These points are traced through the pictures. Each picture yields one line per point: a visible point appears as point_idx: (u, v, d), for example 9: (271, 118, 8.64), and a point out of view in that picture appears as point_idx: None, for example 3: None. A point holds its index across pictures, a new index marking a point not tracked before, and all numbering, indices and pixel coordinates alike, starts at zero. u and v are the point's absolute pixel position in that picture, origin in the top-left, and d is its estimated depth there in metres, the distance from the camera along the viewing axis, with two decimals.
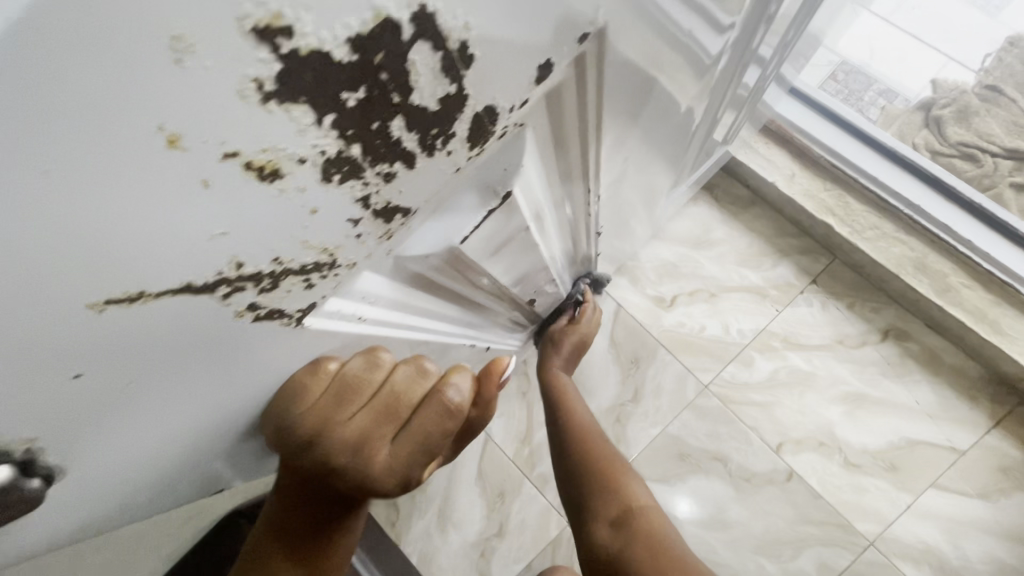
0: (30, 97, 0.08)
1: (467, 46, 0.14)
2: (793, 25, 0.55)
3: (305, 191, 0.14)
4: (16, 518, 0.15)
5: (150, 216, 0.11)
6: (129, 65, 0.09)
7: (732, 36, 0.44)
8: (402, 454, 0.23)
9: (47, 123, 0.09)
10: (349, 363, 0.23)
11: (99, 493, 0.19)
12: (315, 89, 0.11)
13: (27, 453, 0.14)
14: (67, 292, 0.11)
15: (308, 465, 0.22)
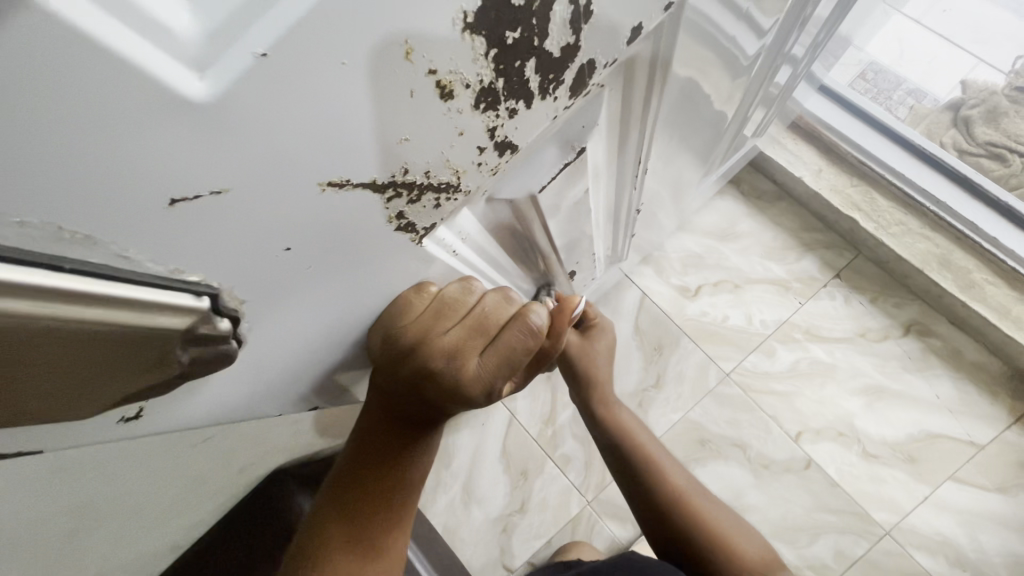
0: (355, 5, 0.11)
1: (589, 4, 0.18)
2: (826, 27, 0.58)
3: (463, 114, 0.17)
4: (210, 374, 0.18)
5: (375, 114, 0.14)
6: None
7: (769, 40, 0.47)
8: (490, 365, 0.27)
9: (356, 26, 0.12)
10: (447, 288, 0.27)
11: (251, 381, 0.22)
12: (493, 23, 0.15)
13: (236, 314, 0.17)
14: (313, 168, 0.14)
15: (410, 370, 0.26)
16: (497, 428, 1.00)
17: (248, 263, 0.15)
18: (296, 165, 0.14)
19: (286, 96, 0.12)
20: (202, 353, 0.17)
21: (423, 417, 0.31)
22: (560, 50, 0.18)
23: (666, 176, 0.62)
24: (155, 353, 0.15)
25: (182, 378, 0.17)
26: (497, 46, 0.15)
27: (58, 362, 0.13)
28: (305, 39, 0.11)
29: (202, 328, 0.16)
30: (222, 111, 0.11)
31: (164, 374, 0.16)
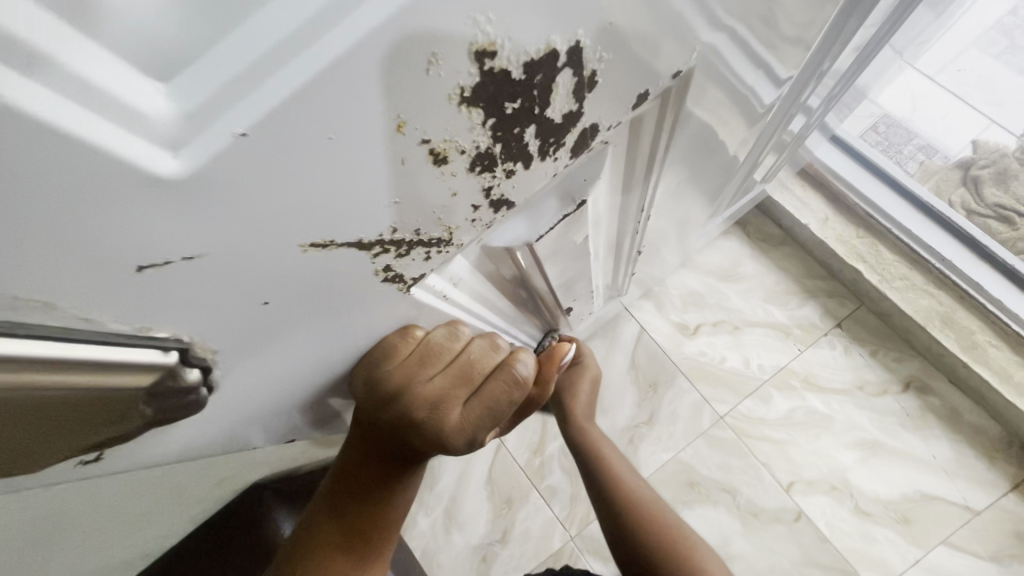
0: (344, 85, 0.11)
1: (595, 74, 0.17)
2: (842, 80, 0.57)
3: (457, 177, 0.17)
4: (183, 418, 0.18)
5: (362, 180, 0.14)
6: (401, 67, 0.12)
7: (783, 92, 0.47)
8: (472, 416, 0.26)
9: (345, 104, 0.11)
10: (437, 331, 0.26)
11: (232, 419, 0.22)
12: (490, 97, 0.14)
13: (207, 364, 0.16)
14: (295, 232, 0.14)
15: (390, 418, 0.26)
16: (485, 453, 0.99)
17: (222, 319, 0.15)
18: (277, 230, 0.13)
19: (267, 168, 0.11)
20: (165, 406, 0.16)
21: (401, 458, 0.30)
22: (562, 117, 0.18)
23: (671, 215, 0.61)
24: (115, 406, 0.15)
25: (142, 426, 0.17)
26: (494, 116, 0.15)
27: (9, 421, 0.13)
28: (290, 119, 0.11)
29: (165, 383, 0.15)
30: (197, 186, 0.11)
31: (132, 422, 0.16)
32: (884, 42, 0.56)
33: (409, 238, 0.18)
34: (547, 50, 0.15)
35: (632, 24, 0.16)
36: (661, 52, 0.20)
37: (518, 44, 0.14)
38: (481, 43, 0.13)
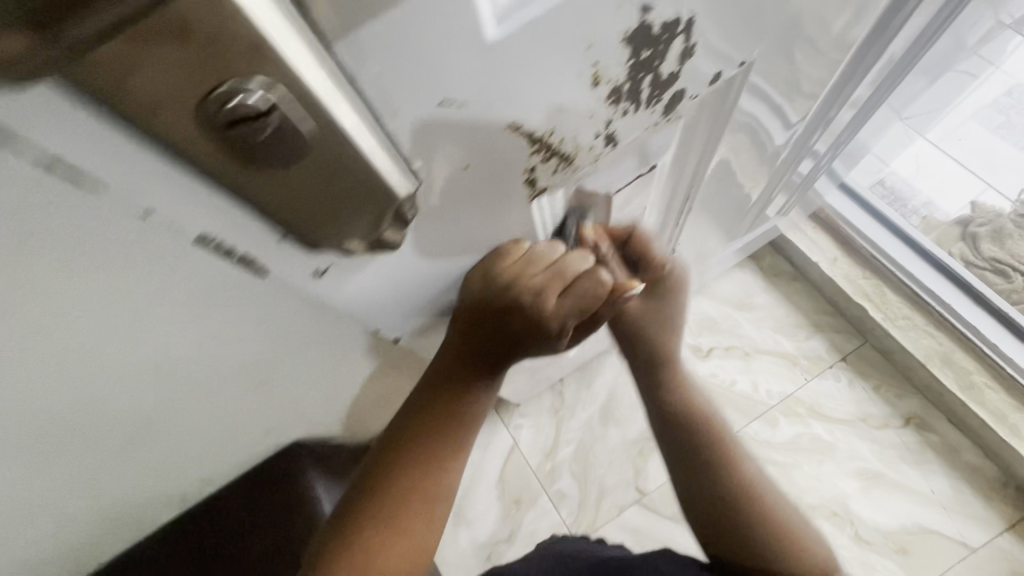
0: (578, 8, 0.19)
1: (695, 46, 0.25)
2: (844, 131, 0.66)
3: (598, 103, 0.24)
4: (383, 254, 0.25)
5: (556, 82, 0.21)
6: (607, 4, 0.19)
7: (796, 132, 0.55)
8: (566, 304, 0.33)
9: (573, 21, 0.19)
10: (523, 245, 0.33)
11: (400, 280, 0.29)
12: (638, 41, 0.22)
13: (411, 212, 0.23)
14: (508, 109, 0.21)
15: (501, 301, 0.33)
16: (498, 454, 1.03)
17: (440, 168, 0.22)
18: (501, 104, 0.21)
19: (523, 52, 0.19)
20: (387, 236, 0.23)
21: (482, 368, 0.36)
22: (667, 73, 0.26)
23: (694, 245, 0.69)
24: (366, 227, 0.21)
25: (362, 248, 0.23)
26: (635, 58, 0.23)
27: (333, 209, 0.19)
28: (548, 20, 0.18)
29: (404, 213, 0.22)
30: (491, 50, 0.18)
31: (362, 245, 0.22)
32: (881, 104, 0.65)
33: (554, 147, 0.26)
34: (675, 18, 0.23)
35: (724, 11, 0.25)
36: (734, 41, 0.28)
37: (663, 8, 0.22)
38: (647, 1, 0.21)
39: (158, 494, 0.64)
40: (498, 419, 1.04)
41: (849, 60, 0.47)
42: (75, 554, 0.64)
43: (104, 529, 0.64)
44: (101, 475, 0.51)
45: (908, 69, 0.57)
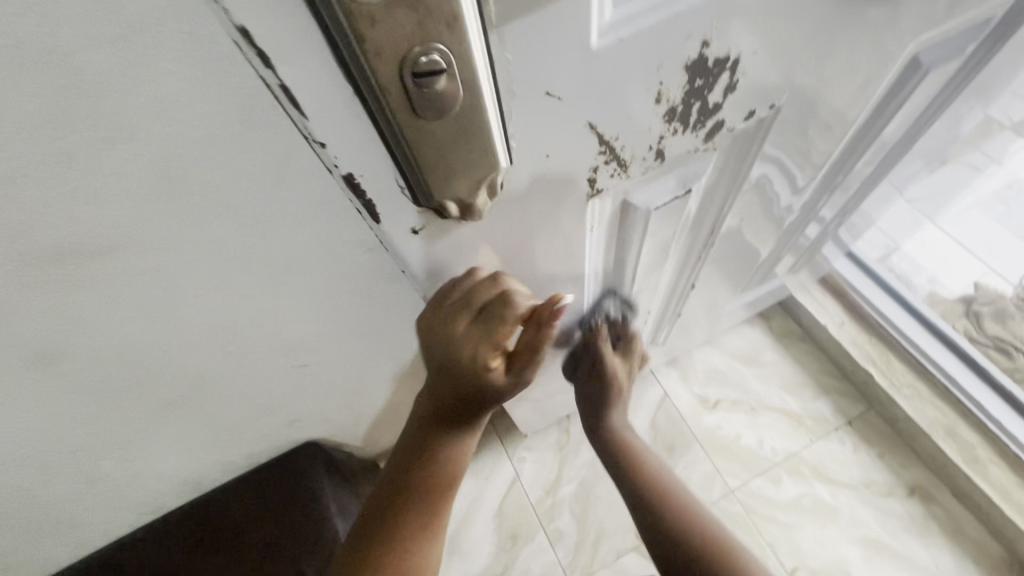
0: (657, 33, 0.24)
1: (737, 83, 0.31)
2: (847, 203, 0.70)
3: (657, 119, 0.30)
4: (462, 222, 0.29)
5: (630, 92, 0.27)
6: (678, 34, 0.25)
7: (803, 196, 0.59)
8: (473, 324, 0.37)
9: (652, 44, 0.25)
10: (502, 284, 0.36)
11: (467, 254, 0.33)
12: (696, 69, 0.28)
13: (497, 186, 0.27)
14: (591, 108, 0.26)
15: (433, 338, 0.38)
16: (500, 486, 1.02)
17: (530, 151, 0.27)
18: (587, 103, 0.26)
19: (612, 62, 0.24)
20: (477, 206, 0.28)
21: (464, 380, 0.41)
22: (712, 101, 0.32)
23: (709, 294, 0.76)
24: (460, 191, 0.26)
25: (455, 214, 0.28)
26: (690, 83, 0.29)
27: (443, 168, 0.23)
28: (635, 39, 0.24)
29: (494, 186, 0.27)
30: (591, 56, 0.23)
31: (452, 208, 0.27)
32: (882, 180, 0.68)
33: (617, 151, 0.31)
34: (725, 56, 0.29)
35: (763, 57, 0.31)
36: (768, 86, 0.34)
37: (718, 45, 0.27)
38: (707, 37, 0.27)
39: (179, 476, 0.65)
40: (503, 450, 1.05)
41: (843, 147, 0.52)
42: (84, 529, 0.65)
43: (117, 508, 0.64)
44: (141, 436, 0.54)
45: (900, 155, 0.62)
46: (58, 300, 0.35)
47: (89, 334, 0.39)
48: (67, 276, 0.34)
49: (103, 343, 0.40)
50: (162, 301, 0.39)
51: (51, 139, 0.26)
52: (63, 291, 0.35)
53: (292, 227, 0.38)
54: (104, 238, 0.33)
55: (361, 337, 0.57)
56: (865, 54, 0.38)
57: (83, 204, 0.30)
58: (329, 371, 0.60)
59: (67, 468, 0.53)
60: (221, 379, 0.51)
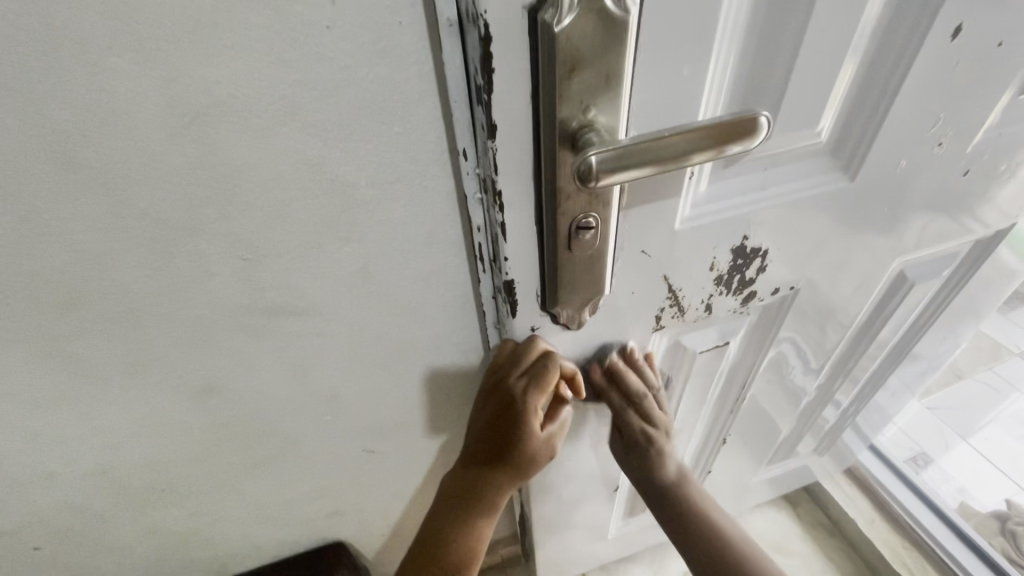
0: (713, 226, 0.38)
1: (766, 267, 0.44)
2: (862, 392, 0.79)
3: (708, 280, 0.43)
4: (564, 329, 0.41)
5: (693, 259, 0.40)
6: (727, 229, 0.39)
7: (821, 377, 0.68)
8: (530, 372, 0.42)
9: (710, 232, 0.39)
10: (545, 359, 0.42)
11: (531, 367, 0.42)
12: (737, 252, 0.41)
13: (596, 307, 0.40)
14: (666, 265, 0.40)
15: (498, 377, 0.44)
16: None
17: (622, 286, 0.40)
18: (664, 262, 0.39)
19: (683, 239, 0.38)
20: (579, 318, 0.40)
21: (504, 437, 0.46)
22: (749, 276, 0.44)
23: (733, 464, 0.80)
24: (573, 304, 0.38)
25: (563, 321, 0.40)
26: (733, 261, 0.42)
27: (571, 284, 0.36)
28: (699, 227, 0.38)
29: (596, 309, 0.40)
30: (671, 233, 0.37)
31: (563, 315, 0.39)
32: (895, 375, 0.78)
33: (678, 299, 0.43)
34: (758, 248, 0.42)
35: (785, 253, 0.44)
36: (789, 274, 0.47)
37: (755, 240, 0.41)
38: (746, 235, 0.40)
39: (216, 549, 0.67)
40: None
41: (849, 339, 0.63)
42: None
43: (148, 570, 0.65)
44: (213, 495, 0.58)
45: (898, 357, 0.73)
46: (237, 351, 0.45)
47: (238, 384, 0.47)
48: (253, 332, 0.44)
49: (243, 394, 0.49)
50: (303, 367, 0.49)
51: (312, 238, 0.39)
52: (244, 344, 0.44)
53: (421, 324, 0.49)
54: (296, 307, 0.43)
55: (426, 437, 0.64)
56: (867, 265, 0.51)
57: (300, 280, 0.41)
58: (388, 465, 0.66)
59: (140, 513, 0.57)
60: (304, 450, 0.58)
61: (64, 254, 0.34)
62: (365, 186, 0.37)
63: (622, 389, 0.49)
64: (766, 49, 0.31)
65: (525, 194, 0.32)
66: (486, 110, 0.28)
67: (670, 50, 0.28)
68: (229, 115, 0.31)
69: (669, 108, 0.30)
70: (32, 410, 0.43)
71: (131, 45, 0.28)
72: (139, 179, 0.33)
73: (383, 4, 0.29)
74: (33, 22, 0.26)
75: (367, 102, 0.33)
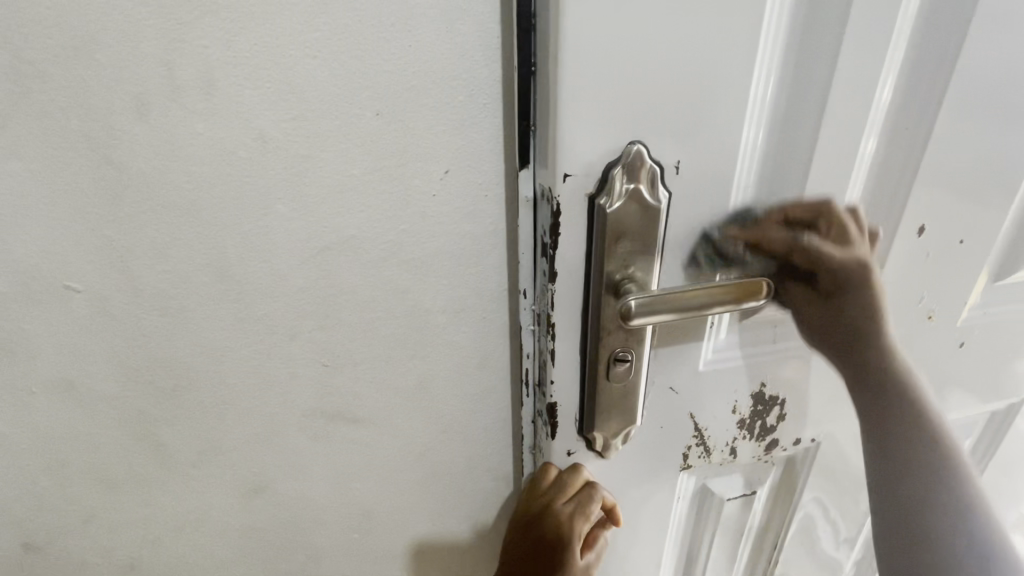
0: (734, 370, 0.44)
1: (784, 415, 0.48)
2: None
3: (732, 423, 0.47)
4: (595, 457, 0.45)
5: (714, 399, 0.45)
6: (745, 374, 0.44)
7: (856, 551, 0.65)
8: (570, 501, 0.45)
9: (730, 375, 0.44)
10: (593, 483, 0.45)
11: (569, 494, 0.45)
12: (756, 398, 0.46)
13: (626, 438, 0.44)
14: (691, 402, 0.44)
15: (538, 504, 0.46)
16: None
17: (653, 418, 0.44)
18: (690, 398, 0.44)
19: (707, 379, 0.43)
20: (612, 446, 0.44)
21: (543, 560, 0.47)
22: (769, 423, 0.48)
23: None
24: (606, 431, 0.43)
25: (597, 448, 0.44)
26: (753, 406, 0.46)
27: (606, 411, 0.41)
28: (721, 370, 0.43)
29: (628, 439, 0.44)
30: (696, 372, 0.43)
31: (596, 442, 0.43)
32: None
33: (704, 438, 0.47)
34: (775, 396, 0.47)
35: (803, 404, 0.48)
36: (809, 426, 0.50)
37: (771, 388, 0.46)
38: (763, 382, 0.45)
39: None
40: None
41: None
42: None
43: None
44: None
45: None
46: (293, 450, 0.49)
47: (284, 486, 0.50)
48: (314, 434, 0.48)
49: (285, 497, 0.51)
50: (348, 476, 0.51)
51: (384, 353, 0.46)
52: (301, 446, 0.49)
53: (462, 446, 0.52)
54: (356, 415, 0.48)
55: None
56: None
57: (365, 388, 0.47)
58: None
59: None
60: (322, 569, 0.57)
61: (187, 346, 0.42)
62: (436, 312, 0.44)
63: (625, 395, 0.41)
64: (767, 233, 0.40)
65: (572, 327, 0.39)
66: (549, 261, 0.36)
67: (691, 226, 0.37)
68: (346, 250, 0.41)
69: (692, 269, 0.38)
70: (99, 490, 0.46)
71: (293, 198, 0.38)
72: (265, 292, 0.41)
73: (475, 182, 0.40)
74: (235, 179, 0.37)
75: (452, 248, 0.42)
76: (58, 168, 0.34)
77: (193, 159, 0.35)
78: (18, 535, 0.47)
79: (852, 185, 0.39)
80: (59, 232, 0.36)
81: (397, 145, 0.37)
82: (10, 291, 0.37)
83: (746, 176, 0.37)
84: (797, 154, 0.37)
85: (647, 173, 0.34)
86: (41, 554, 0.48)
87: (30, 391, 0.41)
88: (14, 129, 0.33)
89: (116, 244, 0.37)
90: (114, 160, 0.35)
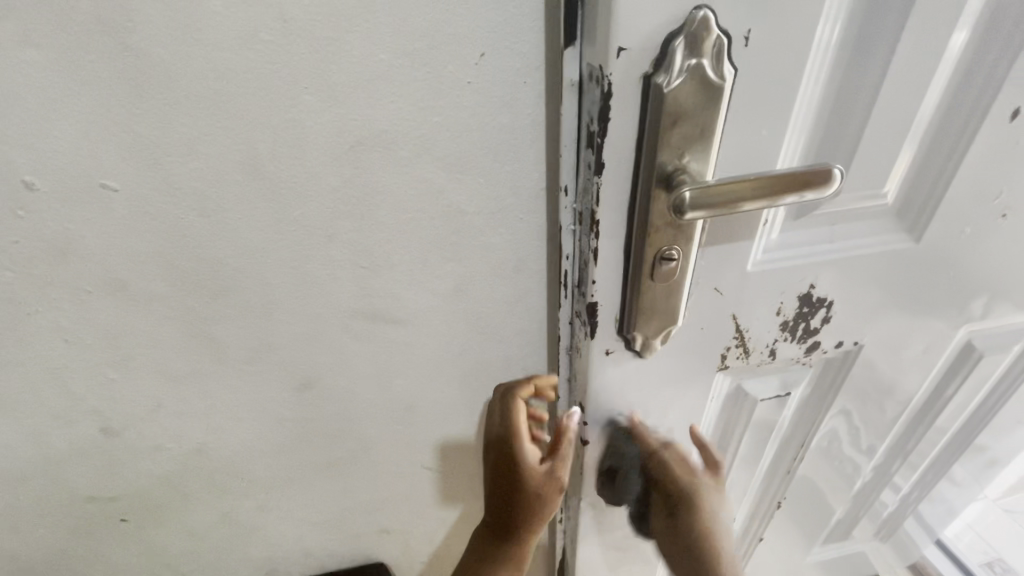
0: (783, 270, 0.42)
1: (829, 318, 0.47)
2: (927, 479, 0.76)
3: (775, 324, 0.46)
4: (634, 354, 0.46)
5: (759, 301, 0.44)
6: (793, 274, 0.43)
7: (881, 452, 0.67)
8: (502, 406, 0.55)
9: (778, 276, 0.43)
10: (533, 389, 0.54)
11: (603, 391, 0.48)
12: (803, 299, 0.45)
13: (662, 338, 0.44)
14: (735, 302, 0.44)
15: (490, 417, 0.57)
16: None
17: (695, 315, 0.44)
18: (733, 298, 0.43)
19: (752, 278, 0.42)
20: (652, 345, 0.45)
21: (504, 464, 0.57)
22: (814, 325, 0.47)
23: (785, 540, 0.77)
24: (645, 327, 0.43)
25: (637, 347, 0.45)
26: (798, 307, 0.45)
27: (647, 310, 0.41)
28: (769, 270, 0.42)
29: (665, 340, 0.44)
30: (742, 270, 0.42)
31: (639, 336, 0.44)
32: (965, 464, 0.74)
33: (743, 338, 0.47)
34: (823, 298, 0.45)
35: (851, 306, 0.47)
36: (854, 329, 0.49)
37: (821, 290, 0.44)
38: (812, 282, 0.44)
39: (271, 552, 0.70)
40: None
41: (910, 413, 0.62)
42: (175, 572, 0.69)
43: (212, 563, 0.69)
44: (284, 492, 0.63)
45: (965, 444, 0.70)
46: (338, 348, 0.50)
47: (330, 381, 0.53)
48: (354, 333, 0.50)
49: (334, 391, 0.54)
50: (388, 372, 0.53)
51: (420, 255, 0.45)
52: (345, 344, 0.50)
53: (498, 346, 0.53)
54: (396, 315, 0.49)
55: None
56: (937, 329, 0.52)
57: (402, 289, 0.47)
58: (442, 486, 0.67)
59: (218, 500, 0.61)
60: (371, 456, 0.61)
61: (229, 247, 0.42)
62: (472, 212, 0.43)
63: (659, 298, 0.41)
64: (836, 121, 0.37)
65: (618, 224, 0.38)
66: (596, 151, 0.35)
67: (751, 110, 0.34)
68: (379, 145, 0.39)
69: (747, 160, 0.36)
70: (163, 381, 0.49)
71: (322, 86, 0.36)
72: (299, 190, 0.40)
73: (514, 67, 0.36)
74: (259, 66, 0.34)
75: (489, 142, 0.39)
76: (73, 55, 0.32)
77: (213, 42, 0.33)
78: (95, 421, 0.51)
79: (937, 76, 0.36)
80: (87, 127, 0.35)
81: (427, 23, 0.34)
82: (51, 190, 0.37)
83: (816, 67, 0.34)
84: (884, 27, 0.33)
85: (710, 46, 0.31)
86: (118, 437, 0.53)
87: (85, 288, 0.42)
88: (19, 8, 0.31)
89: (145, 139, 0.36)
90: (131, 45, 0.32)
